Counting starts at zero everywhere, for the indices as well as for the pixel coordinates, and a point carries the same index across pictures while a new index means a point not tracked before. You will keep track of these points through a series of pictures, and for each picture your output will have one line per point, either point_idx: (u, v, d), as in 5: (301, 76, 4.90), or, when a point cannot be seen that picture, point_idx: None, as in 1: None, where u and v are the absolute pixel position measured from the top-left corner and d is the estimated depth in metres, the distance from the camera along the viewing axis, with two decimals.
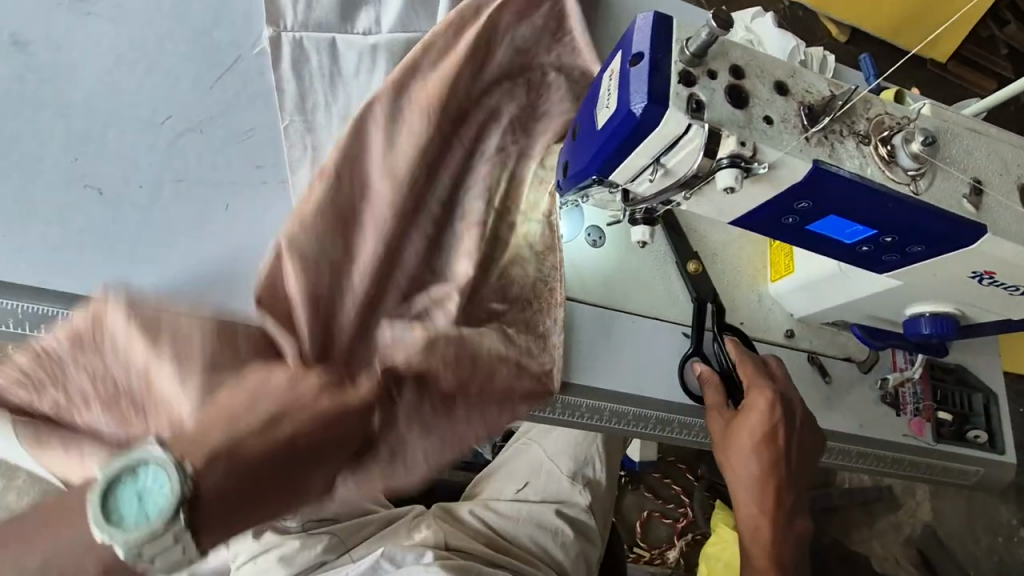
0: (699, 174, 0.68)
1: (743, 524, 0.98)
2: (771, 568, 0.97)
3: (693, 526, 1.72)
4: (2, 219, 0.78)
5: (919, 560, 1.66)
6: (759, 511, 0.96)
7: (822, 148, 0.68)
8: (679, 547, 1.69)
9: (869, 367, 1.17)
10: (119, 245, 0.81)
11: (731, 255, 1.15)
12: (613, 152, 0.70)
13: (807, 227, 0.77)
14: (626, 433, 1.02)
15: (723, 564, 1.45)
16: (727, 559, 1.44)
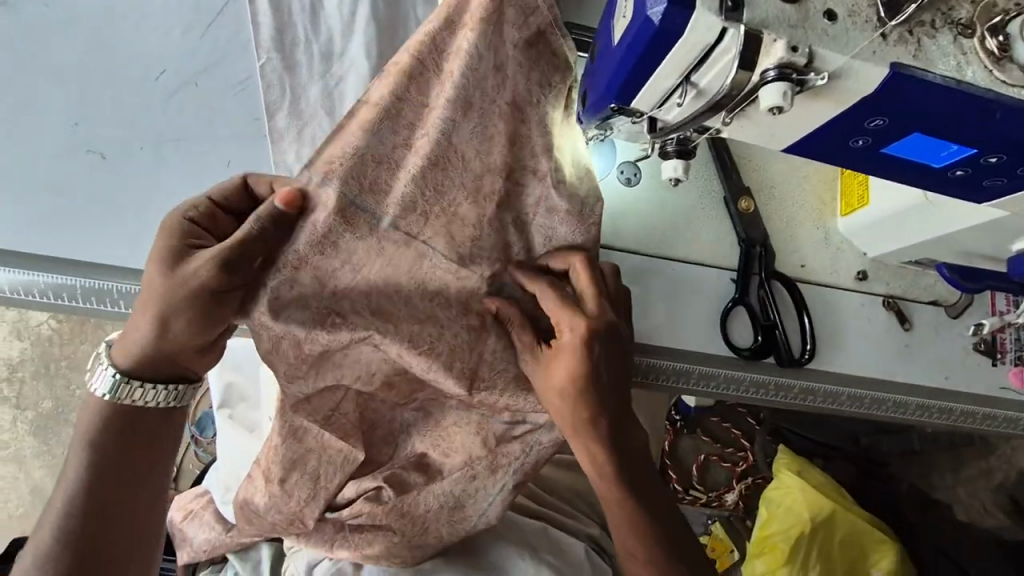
0: (737, 93, 0.55)
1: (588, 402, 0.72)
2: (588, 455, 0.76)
3: (753, 469, 1.57)
4: (14, 190, 0.79)
5: None
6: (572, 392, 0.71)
7: (906, 47, 0.53)
8: (738, 490, 1.55)
9: (960, 311, 1.01)
10: (126, 208, 0.82)
11: (791, 187, 1.00)
12: (631, 72, 0.58)
13: (881, 151, 0.63)
14: (666, 390, 0.93)
15: (785, 509, 1.32)
16: (790, 505, 1.32)
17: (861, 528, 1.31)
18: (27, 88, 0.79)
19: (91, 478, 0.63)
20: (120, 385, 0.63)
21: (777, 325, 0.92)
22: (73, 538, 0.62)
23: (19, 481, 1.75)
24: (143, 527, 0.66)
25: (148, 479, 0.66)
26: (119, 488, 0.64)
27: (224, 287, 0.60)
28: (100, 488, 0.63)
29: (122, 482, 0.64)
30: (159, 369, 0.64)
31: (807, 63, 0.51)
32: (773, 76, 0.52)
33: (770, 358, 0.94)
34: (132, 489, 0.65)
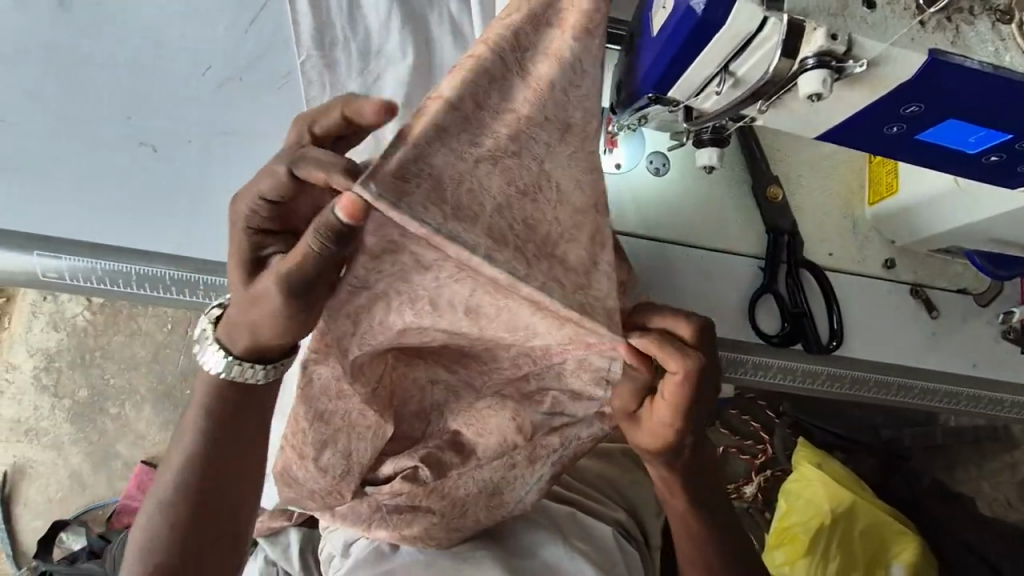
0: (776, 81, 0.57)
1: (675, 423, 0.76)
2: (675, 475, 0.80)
3: (774, 462, 1.56)
4: (71, 180, 0.83)
5: None
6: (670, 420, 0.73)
7: (944, 34, 0.54)
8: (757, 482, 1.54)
9: (989, 300, 1.01)
10: (176, 198, 0.86)
11: (819, 176, 1.01)
12: (672, 61, 0.60)
13: (915, 138, 0.64)
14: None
15: (806, 501, 1.33)
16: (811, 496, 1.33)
17: (882, 520, 1.32)
18: (85, 87, 0.83)
19: (204, 449, 0.63)
20: (234, 365, 0.61)
21: (804, 313, 0.94)
22: (183, 508, 0.64)
23: (58, 467, 1.80)
24: (247, 499, 0.67)
25: (252, 453, 0.66)
26: (224, 462, 0.65)
27: (300, 317, 0.55)
28: (209, 460, 0.64)
29: (230, 455, 0.65)
30: (268, 352, 0.62)
31: (846, 50, 0.52)
32: (812, 63, 0.53)
33: (798, 345, 0.95)
34: (237, 464, 0.65)
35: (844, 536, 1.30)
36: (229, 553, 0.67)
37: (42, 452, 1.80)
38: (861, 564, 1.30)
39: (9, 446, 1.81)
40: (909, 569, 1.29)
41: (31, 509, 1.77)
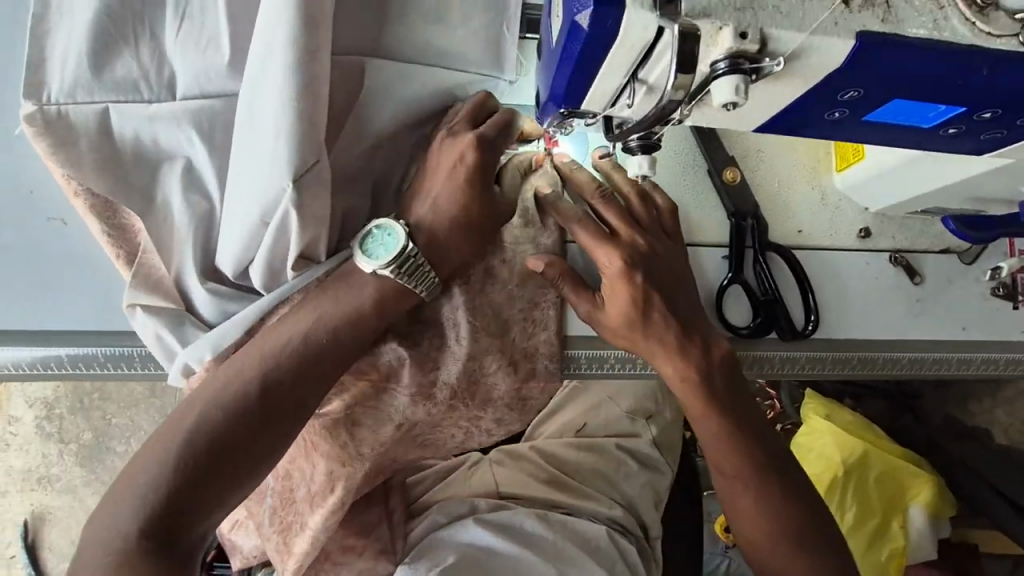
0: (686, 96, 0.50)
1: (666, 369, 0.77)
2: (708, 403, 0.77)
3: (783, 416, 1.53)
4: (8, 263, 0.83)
5: None
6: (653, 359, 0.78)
7: (873, 12, 0.47)
8: None
9: (975, 256, 0.95)
10: (88, 274, 0.84)
11: (780, 150, 0.94)
12: (573, 78, 0.53)
13: (863, 120, 0.57)
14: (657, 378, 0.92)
15: (816, 454, 1.30)
16: (822, 450, 1.29)
17: (897, 465, 1.28)
18: (7, 165, 0.85)
19: (183, 450, 0.63)
20: None
21: (776, 297, 0.88)
22: (218, 483, 0.64)
23: (75, 510, 1.80)
24: (275, 423, 0.67)
25: (226, 426, 0.65)
26: (221, 447, 0.64)
27: None
28: (195, 448, 0.64)
29: (217, 449, 0.64)
30: None
31: (759, 48, 0.46)
32: (723, 67, 0.46)
33: (772, 333, 0.90)
34: (222, 438, 0.64)
35: (860, 491, 1.27)
36: (277, 439, 0.67)
37: (57, 498, 1.81)
38: (880, 514, 1.27)
39: (25, 496, 1.81)
40: (927, 509, 1.26)
41: (56, 553, 1.78)
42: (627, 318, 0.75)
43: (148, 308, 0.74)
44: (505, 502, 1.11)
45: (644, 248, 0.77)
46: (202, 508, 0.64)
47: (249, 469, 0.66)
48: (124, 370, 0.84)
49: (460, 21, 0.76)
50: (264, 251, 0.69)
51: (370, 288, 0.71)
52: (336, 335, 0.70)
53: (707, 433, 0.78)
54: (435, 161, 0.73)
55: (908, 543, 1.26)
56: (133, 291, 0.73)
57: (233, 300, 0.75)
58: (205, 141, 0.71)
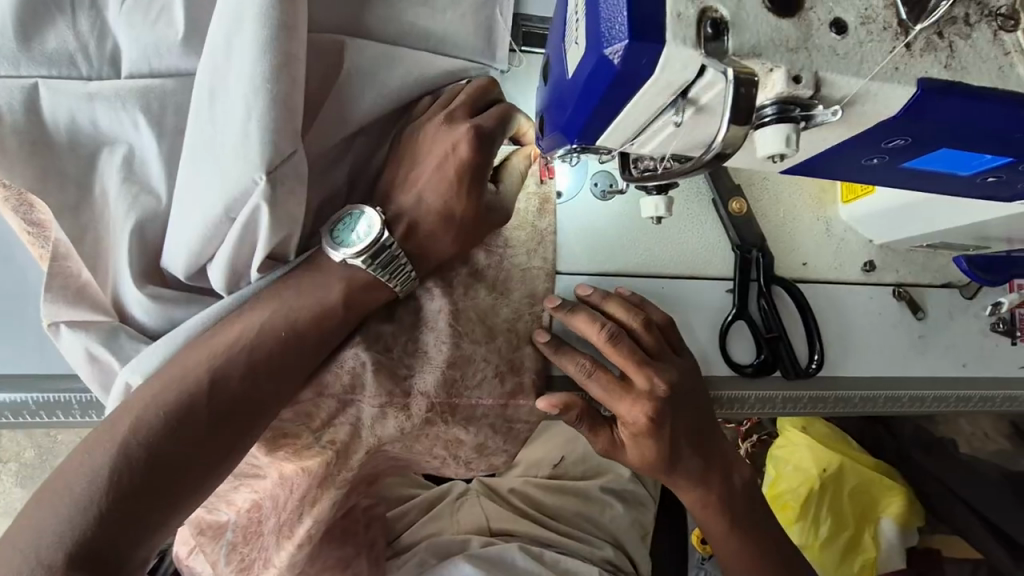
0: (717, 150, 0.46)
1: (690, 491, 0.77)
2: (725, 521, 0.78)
3: (758, 426, 1.41)
4: None
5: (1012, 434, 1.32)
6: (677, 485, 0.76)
7: (935, 56, 0.41)
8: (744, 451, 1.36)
9: (974, 292, 0.93)
10: (11, 289, 0.74)
11: (784, 181, 0.91)
12: (593, 115, 0.46)
13: (902, 166, 0.52)
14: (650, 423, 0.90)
15: (793, 468, 1.23)
16: (798, 463, 1.22)
17: (870, 478, 1.23)
18: None
19: (113, 462, 0.51)
20: None
21: (783, 335, 0.83)
22: (159, 503, 0.52)
23: None
24: (230, 429, 0.56)
25: (169, 433, 0.53)
26: (162, 458, 0.52)
27: None
28: (128, 460, 0.51)
29: (156, 460, 0.52)
30: None
31: (813, 93, 0.40)
32: (770, 114, 0.40)
33: (776, 371, 0.85)
34: (163, 446, 0.52)
35: (835, 504, 1.20)
36: (231, 449, 0.56)
37: None
38: (853, 525, 1.21)
39: None
40: (898, 521, 1.21)
41: None
42: (652, 465, 0.73)
43: (73, 325, 0.62)
44: (496, 540, 1.05)
45: (664, 395, 0.69)
46: (137, 536, 0.50)
47: (199, 485, 0.54)
48: (61, 417, 0.74)
49: (449, 19, 0.69)
50: (228, 247, 0.59)
51: (338, 284, 0.62)
52: (302, 331, 0.61)
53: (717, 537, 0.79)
54: (424, 150, 0.64)
55: (878, 556, 1.21)
56: (55, 304, 0.61)
57: (181, 304, 0.63)
58: (154, 125, 0.60)
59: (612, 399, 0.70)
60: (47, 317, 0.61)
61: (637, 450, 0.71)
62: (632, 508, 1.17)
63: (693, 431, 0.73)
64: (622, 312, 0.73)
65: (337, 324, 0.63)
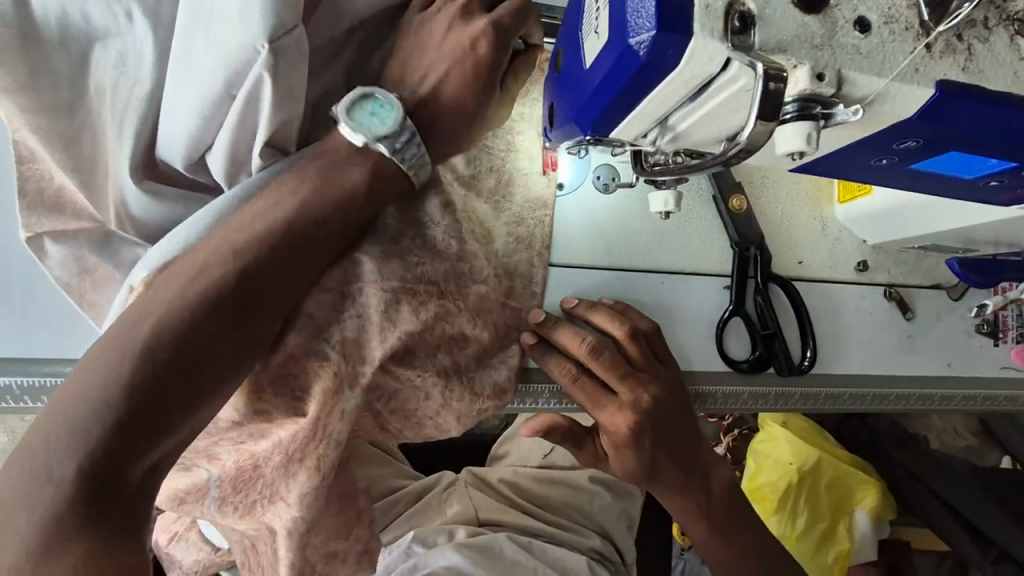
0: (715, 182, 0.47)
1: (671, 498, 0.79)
2: (705, 527, 0.81)
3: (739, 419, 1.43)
4: None
5: (980, 429, 1.41)
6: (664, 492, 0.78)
7: (954, 59, 0.41)
8: (725, 443, 1.38)
9: (961, 295, 0.95)
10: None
11: (784, 185, 0.91)
12: (611, 106, 0.45)
13: (910, 167, 0.52)
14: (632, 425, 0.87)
15: (772, 461, 1.25)
16: (777, 457, 1.25)
17: (847, 472, 1.25)
18: None
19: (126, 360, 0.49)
20: None
21: (778, 333, 0.84)
22: (177, 402, 0.50)
23: None
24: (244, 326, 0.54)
25: (184, 329, 0.51)
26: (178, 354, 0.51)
27: None
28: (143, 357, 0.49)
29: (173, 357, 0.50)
30: None
31: (834, 92, 0.40)
32: (791, 112, 0.40)
33: (769, 368, 0.87)
34: (179, 342, 0.51)
35: (811, 497, 1.23)
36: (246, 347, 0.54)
37: None
38: (828, 517, 1.24)
39: None
40: (872, 513, 1.23)
41: None
42: (633, 477, 0.76)
43: (55, 237, 0.65)
44: (485, 530, 1.05)
45: (648, 405, 0.73)
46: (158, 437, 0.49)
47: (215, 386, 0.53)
48: (45, 403, 0.70)
49: None
50: (229, 131, 0.57)
51: (354, 170, 0.60)
52: (317, 221, 0.58)
53: (700, 539, 0.82)
54: (433, 39, 0.61)
55: (851, 547, 1.24)
56: (36, 214, 0.63)
57: (178, 203, 0.64)
58: (150, 17, 0.57)
59: (597, 408, 0.73)
60: (29, 229, 0.64)
61: (624, 461, 0.76)
62: (621, 499, 1.17)
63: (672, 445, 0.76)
64: (605, 322, 0.75)
65: (353, 216, 0.60)
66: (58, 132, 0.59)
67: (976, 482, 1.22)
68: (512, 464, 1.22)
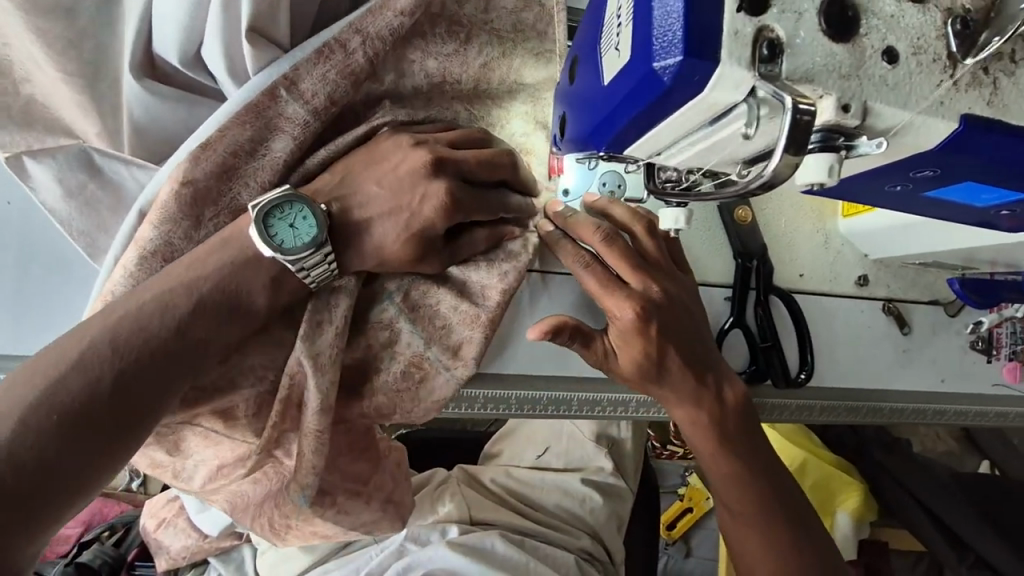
0: (768, 154, 0.43)
1: (679, 414, 0.71)
2: (711, 444, 0.71)
3: None
4: None
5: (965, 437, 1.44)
6: (674, 397, 0.70)
7: (980, 92, 0.41)
8: None
9: (957, 311, 0.96)
10: None
11: (790, 194, 0.90)
12: (630, 123, 0.44)
13: (924, 194, 0.52)
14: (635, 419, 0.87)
15: None
16: None
17: (830, 473, 1.29)
18: None
19: (151, 296, 0.51)
20: None
21: (779, 344, 0.84)
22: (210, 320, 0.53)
23: None
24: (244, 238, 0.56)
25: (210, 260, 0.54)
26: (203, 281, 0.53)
27: None
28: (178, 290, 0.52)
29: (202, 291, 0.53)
30: None
31: (859, 123, 0.39)
32: (815, 142, 0.40)
33: (767, 380, 0.86)
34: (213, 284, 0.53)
35: None
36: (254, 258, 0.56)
37: None
38: None
39: None
40: (854, 515, 1.25)
41: None
42: (641, 374, 0.67)
43: (36, 155, 0.63)
44: (477, 530, 1.04)
45: (658, 297, 0.66)
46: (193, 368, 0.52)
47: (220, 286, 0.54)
48: None
49: None
50: (217, 24, 0.56)
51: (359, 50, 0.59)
52: (331, 103, 0.59)
53: (719, 471, 0.72)
54: None
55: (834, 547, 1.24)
56: (9, 130, 0.61)
57: (182, 102, 0.62)
58: None
59: (602, 295, 0.66)
60: (8, 149, 0.62)
61: (632, 356, 0.67)
62: (612, 500, 1.15)
63: (686, 342, 0.68)
64: (627, 218, 0.71)
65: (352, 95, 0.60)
66: (58, 34, 0.58)
67: (957, 487, 1.22)
68: (501, 464, 1.23)
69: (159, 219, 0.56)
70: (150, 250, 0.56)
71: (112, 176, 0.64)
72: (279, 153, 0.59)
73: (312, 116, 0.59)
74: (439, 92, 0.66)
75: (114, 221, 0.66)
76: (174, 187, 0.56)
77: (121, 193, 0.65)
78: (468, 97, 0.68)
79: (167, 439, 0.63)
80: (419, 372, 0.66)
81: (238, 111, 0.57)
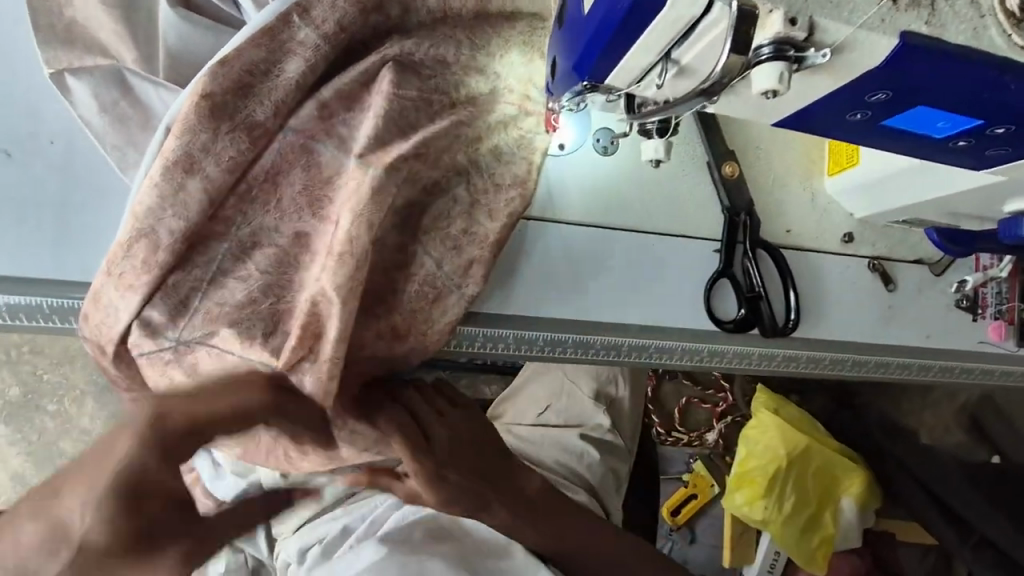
0: None
1: None
2: None
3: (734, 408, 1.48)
4: None
5: None
6: None
7: (918, 12, 0.46)
8: (719, 430, 1.44)
9: (943, 269, 1.00)
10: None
11: (776, 149, 0.95)
12: (606, 47, 0.50)
13: (882, 123, 0.57)
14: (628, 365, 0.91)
15: (763, 449, 1.24)
16: (768, 445, 1.24)
17: (832, 460, 1.26)
18: None
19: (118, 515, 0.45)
20: None
21: (762, 293, 0.89)
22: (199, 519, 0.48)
23: None
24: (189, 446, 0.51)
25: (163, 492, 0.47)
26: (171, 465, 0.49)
27: None
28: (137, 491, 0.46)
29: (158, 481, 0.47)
30: None
31: (807, 36, 0.44)
32: (768, 52, 0.45)
33: (754, 329, 0.90)
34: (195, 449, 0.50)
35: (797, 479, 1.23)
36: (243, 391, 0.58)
37: None
38: (814, 502, 1.24)
39: None
40: (857, 500, 1.25)
41: None
42: None
43: (76, 72, 0.70)
44: None
45: None
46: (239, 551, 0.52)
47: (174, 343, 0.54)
48: (37, 322, 0.72)
49: None
50: None
51: None
52: (342, 29, 0.72)
53: None
54: None
55: (837, 533, 1.25)
56: (55, 49, 0.70)
57: (209, 30, 0.72)
58: None
59: None
60: (53, 65, 0.70)
61: None
62: (608, 455, 1.21)
63: None
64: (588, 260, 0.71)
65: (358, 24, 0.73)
66: None
67: (961, 474, 1.24)
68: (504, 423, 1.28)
69: (181, 131, 0.67)
70: (173, 159, 0.67)
71: (146, 100, 0.72)
72: (291, 71, 0.70)
73: (325, 39, 0.71)
74: (440, 24, 0.76)
75: (142, 136, 0.72)
76: (197, 101, 0.67)
77: (149, 112, 0.73)
78: (469, 27, 0.78)
79: (185, 359, 0.70)
80: (433, 290, 0.75)
81: (251, 37, 0.68)
